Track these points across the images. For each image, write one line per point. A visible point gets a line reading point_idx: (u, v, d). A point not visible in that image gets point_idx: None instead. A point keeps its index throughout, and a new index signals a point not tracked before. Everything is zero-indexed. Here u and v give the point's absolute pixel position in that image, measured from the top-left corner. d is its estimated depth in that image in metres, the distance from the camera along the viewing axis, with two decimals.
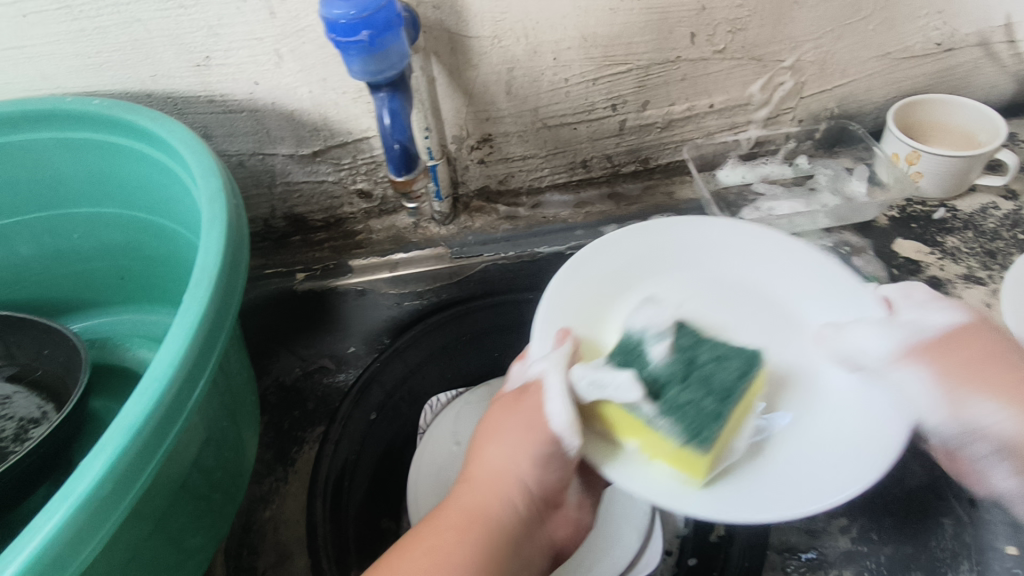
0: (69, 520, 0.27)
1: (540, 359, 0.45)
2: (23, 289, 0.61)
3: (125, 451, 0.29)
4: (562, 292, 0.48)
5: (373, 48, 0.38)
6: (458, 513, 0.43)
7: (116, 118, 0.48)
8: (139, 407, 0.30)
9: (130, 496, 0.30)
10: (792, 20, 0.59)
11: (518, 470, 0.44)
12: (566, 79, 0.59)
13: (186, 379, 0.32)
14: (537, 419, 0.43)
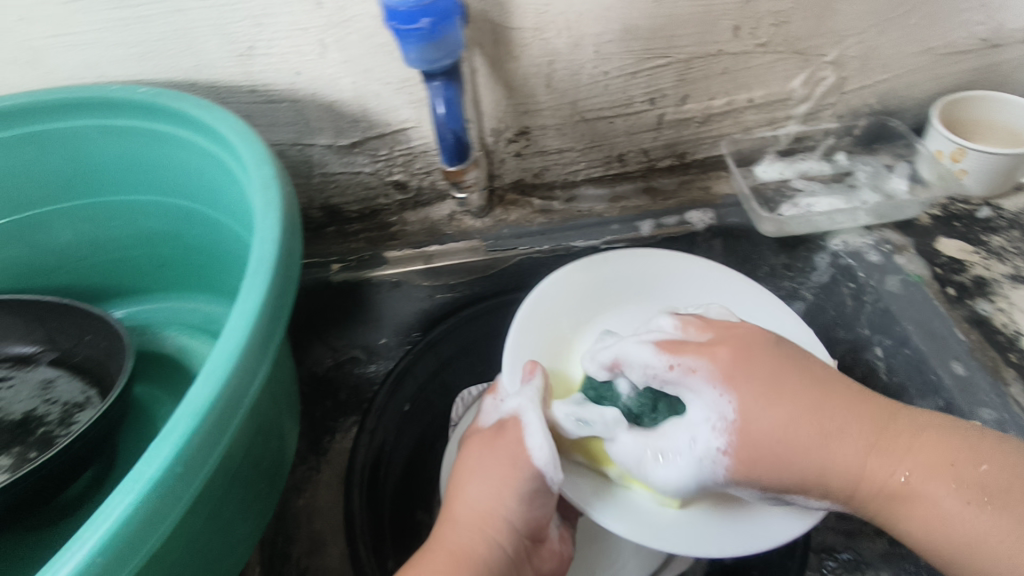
0: (142, 500, 0.29)
1: (514, 395, 0.48)
2: (65, 275, 0.62)
3: (194, 434, 0.31)
4: (528, 330, 0.53)
5: (432, 36, 0.40)
6: (443, 555, 0.43)
7: (164, 107, 0.48)
8: (206, 391, 0.32)
9: (199, 478, 0.31)
10: (837, 14, 0.58)
11: (504, 508, 0.45)
12: (606, 72, 0.59)
13: (247, 366, 0.34)
14: (521, 453, 0.45)
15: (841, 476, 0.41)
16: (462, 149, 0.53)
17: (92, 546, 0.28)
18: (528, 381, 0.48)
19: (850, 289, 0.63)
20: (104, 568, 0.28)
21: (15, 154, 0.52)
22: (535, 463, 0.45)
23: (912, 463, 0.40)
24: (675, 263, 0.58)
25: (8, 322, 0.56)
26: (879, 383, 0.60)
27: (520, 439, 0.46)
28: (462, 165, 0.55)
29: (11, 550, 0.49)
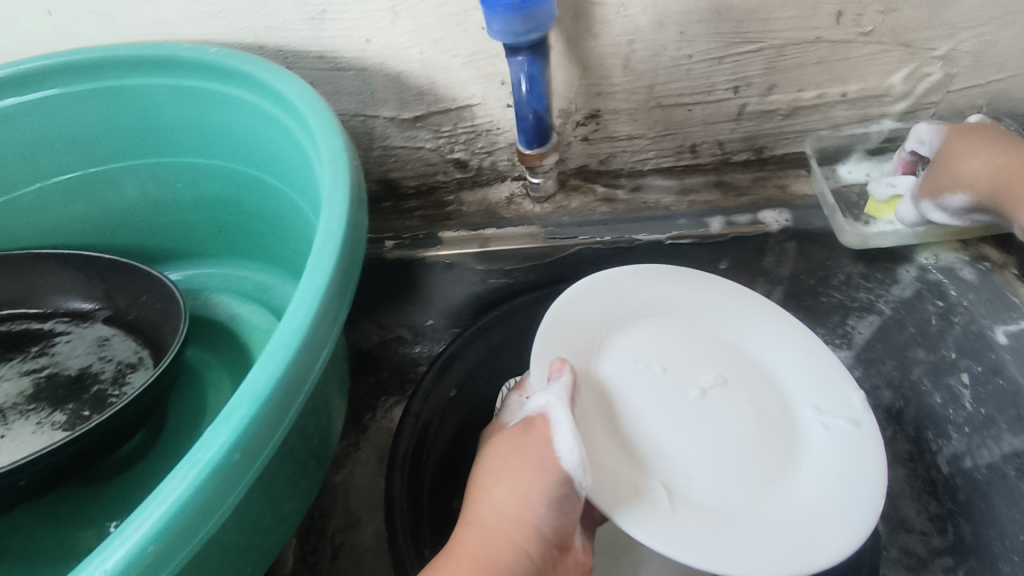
0: (198, 488, 0.27)
1: (543, 391, 0.45)
2: (125, 234, 0.62)
3: (253, 420, 0.29)
4: (559, 328, 0.50)
5: (523, 7, 0.37)
6: (466, 561, 0.42)
7: (234, 69, 0.47)
8: (267, 374, 0.30)
9: (255, 466, 0.30)
10: (954, 3, 0.52)
11: (532, 516, 0.43)
12: (690, 56, 0.55)
13: (309, 348, 0.32)
14: (549, 455, 0.42)
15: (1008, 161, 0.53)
16: (543, 131, 0.50)
17: (145, 533, 0.26)
18: (556, 379, 0.45)
19: (936, 307, 0.58)
20: (157, 555, 0.27)
21: (83, 107, 0.52)
22: (564, 466, 0.41)
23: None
24: (703, 282, 0.56)
25: (68, 277, 0.56)
26: (960, 411, 0.56)
27: (549, 439, 0.43)
28: (542, 148, 0.52)
29: (64, 506, 0.49)
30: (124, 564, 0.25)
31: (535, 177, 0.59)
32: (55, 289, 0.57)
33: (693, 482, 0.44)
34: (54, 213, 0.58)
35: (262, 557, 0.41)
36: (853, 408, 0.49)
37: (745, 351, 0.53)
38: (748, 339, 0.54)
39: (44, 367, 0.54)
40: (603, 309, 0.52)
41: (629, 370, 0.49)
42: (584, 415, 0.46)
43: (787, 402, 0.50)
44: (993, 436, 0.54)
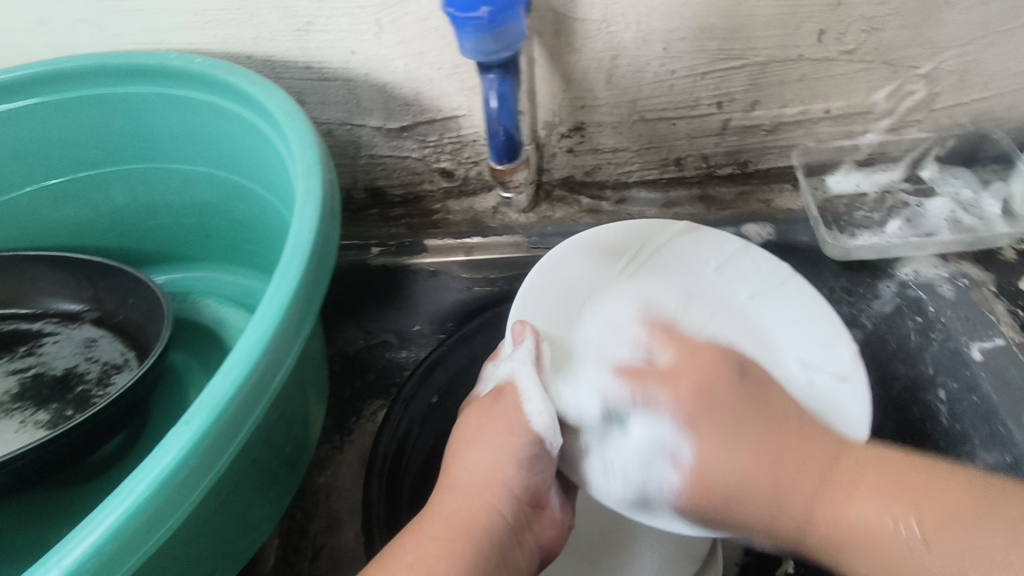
0: (151, 495, 0.29)
1: (509, 358, 0.47)
2: (115, 237, 0.63)
3: (206, 432, 0.30)
4: (538, 289, 0.51)
5: (491, 26, 0.38)
6: (440, 524, 0.42)
7: (219, 80, 0.48)
8: (223, 388, 0.31)
9: (210, 476, 0.31)
10: (937, 23, 0.53)
11: (502, 477, 0.44)
12: (673, 71, 0.55)
13: (270, 361, 0.33)
14: (519, 420, 0.44)
15: (787, 510, 0.40)
16: (513, 147, 0.51)
17: (99, 534, 0.28)
18: (520, 345, 0.47)
19: (915, 322, 0.58)
20: (113, 553, 0.28)
21: (75, 113, 0.53)
22: (535, 428, 0.44)
23: (865, 496, 0.39)
24: (693, 237, 0.55)
25: (58, 279, 0.58)
26: (937, 426, 0.56)
27: (518, 405, 0.45)
28: (511, 163, 0.53)
29: (47, 502, 0.51)
30: (77, 564, 0.27)
31: (507, 192, 0.58)
32: (45, 292, 0.58)
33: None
34: (48, 215, 0.59)
35: (233, 559, 0.43)
36: (842, 362, 0.48)
37: (733, 303, 0.52)
38: (736, 292, 0.53)
39: (31, 367, 0.55)
40: (586, 267, 0.53)
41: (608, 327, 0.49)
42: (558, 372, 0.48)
43: (772, 353, 0.50)
44: (968, 452, 0.54)
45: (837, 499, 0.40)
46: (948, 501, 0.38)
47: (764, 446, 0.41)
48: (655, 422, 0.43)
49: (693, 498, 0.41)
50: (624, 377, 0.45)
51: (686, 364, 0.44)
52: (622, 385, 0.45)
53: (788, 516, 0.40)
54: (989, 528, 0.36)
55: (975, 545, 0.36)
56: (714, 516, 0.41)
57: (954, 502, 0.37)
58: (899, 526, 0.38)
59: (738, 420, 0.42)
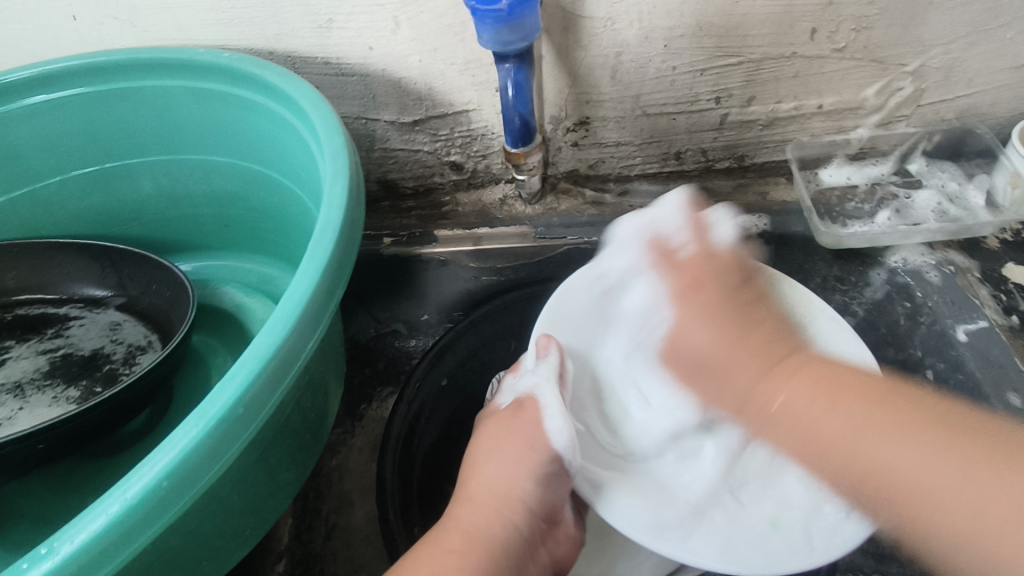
0: (207, 434, 0.31)
1: (532, 372, 0.50)
2: (137, 226, 0.65)
3: (255, 379, 0.32)
4: (565, 307, 0.54)
5: (510, 18, 0.41)
6: (459, 535, 0.44)
7: (246, 73, 0.51)
8: (269, 340, 0.33)
9: (256, 423, 0.33)
10: (923, 22, 0.56)
11: (520, 491, 0.46)
12: (674, 67, 0.58)
13: (309, 318, 0.36)
14: (537, 434, 0.47)
15: (733, 390, 0.42)
16: (528, 133, 0.54)
17: (160, 470, 0.30)
18: (544, 359, 0.50)
19: (904, 308, 0.61)
20: (169, 491, 0.30)
21: (105, 106, 0.56)
22: (553, 445, 0.46)
23: (795, 386, 0.40)
24: None
25: (84, 265, 0.60)
26: None
27: (537, 420, 0.48)
28: (526, 147, 0.56)
29: (77, 474, 0.53)
30: (141, 495, 0.29)
31: (521, 176, 0.61)
32: (71, 277, 0.61)
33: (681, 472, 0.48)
34: (74, 204, 0.61)
35: (260, 523, 0.44)
36: None
37: None
38: None
39: (60, 347, 0.58)
40: None
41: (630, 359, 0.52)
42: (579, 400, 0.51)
43: None
44: None
45: (775, 382, 0.41)
46: (935, 425, 0.35)
47: (726, 323, 0.43)
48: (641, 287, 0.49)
49: (670, 355, 0.47)
50: (651, 254, 0.48)
51: (692, 265, 0.46)
52: (644, 259, 0.48)
53: (753, 408, 0.41)
54: (949, 447, 0.34)
55: (923, 453, 0.34)
56: (696, 374, 0.45)
57: (933, 417, 0.36)
58: (889, 458, 0.35)
59: (720, 313, 0.43)
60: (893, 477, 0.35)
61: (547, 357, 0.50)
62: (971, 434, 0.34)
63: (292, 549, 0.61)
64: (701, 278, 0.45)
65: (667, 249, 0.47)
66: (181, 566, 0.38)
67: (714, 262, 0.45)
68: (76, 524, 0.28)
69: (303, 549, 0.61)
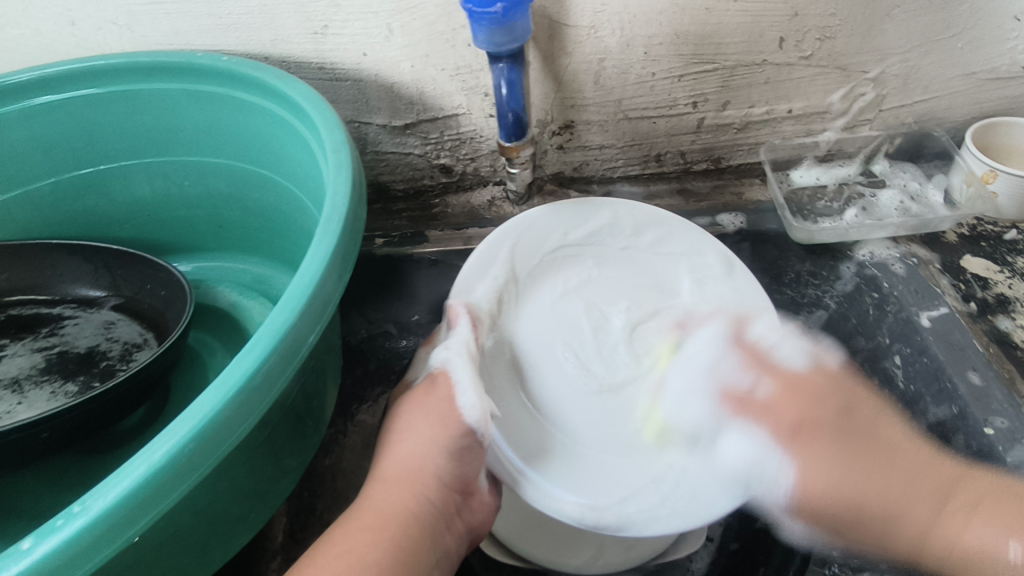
0: (227, 402, 0.32)
1: (444, 347, 0.50)
2: (130, 228, 0.66)
3: (271, 351, 0.34)
4: (483, 265, 0.54)
5: (503, 21, 0.45)
6: (372, 515, 0.43)
7: (245, 75, 0.52)
8: (283, 316, 0.35)
9: (272, 394, 0.35)
10: (882, 32, 0.60)
11: (433, 466, 0.47)
12: (653, 73, 0.61)
13: (320, 296, 0.38)
14: (451, 410, 0.47)
15: (904, 526, 0.44)
16: (519, 128, 0.57)
17: (184, 435, 0.31)
18: (455, 329, 0.50)
19: (872, 299, 0.65)
20: (193, 455, 0.31)
21: (101, 108, 0.57)
22: (467, 419, 0.46)
23: (982, 525, 0.43)
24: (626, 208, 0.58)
25: (78, 266, 0.61)
26: (895, 390, 0.62)
27: (451, 396, 0.48)
28: (518, 142, 0.59)
29: (73, 467, 0.54)
30: (165, 459, 0.30)
31: (512, 169, 0.64)
32: (65, 278, 0.61)
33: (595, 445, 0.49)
34: (66, 206, 0.62)
35: (264, 507, 0.46)
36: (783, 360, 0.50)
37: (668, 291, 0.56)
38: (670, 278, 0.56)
39: (55, 346, 0.59)
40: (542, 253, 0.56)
41: (546, 318, 0.54)
42: (493, 368, 0.51)
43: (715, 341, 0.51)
44: (921, 409, 0.60)
45: (964, 525, 0.43)
46: (1022, 505, 0.43)
47: (845, 458, 0.46)
48: (693, 395, 0.49)
49: (817, 504, 0.45)
50: (728, 406, 0.49)
51: (777, 406, 0.48)
52: (723, 411, 0.49)
53: (899, 524, 0.44)
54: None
55: (1016, 525, 0.42)
56: (842, 518, 0.45)
57: (1023, 501, 0.43)
58: (1015, 551, 0.41)
59: (817, 445, 0.46)
60: (1021, 569, 0.40)
61: (461, 325, 0.50)
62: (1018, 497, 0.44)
63: (286, 547, 0.59)
64: (806, 394, 0.48)
65: (762, 358, 0.50)
66: (189, 542, 0.39)
67: (813, 386, 0.49)
68: (105, 485, 0.30)
69: (297, 547, 0.59)
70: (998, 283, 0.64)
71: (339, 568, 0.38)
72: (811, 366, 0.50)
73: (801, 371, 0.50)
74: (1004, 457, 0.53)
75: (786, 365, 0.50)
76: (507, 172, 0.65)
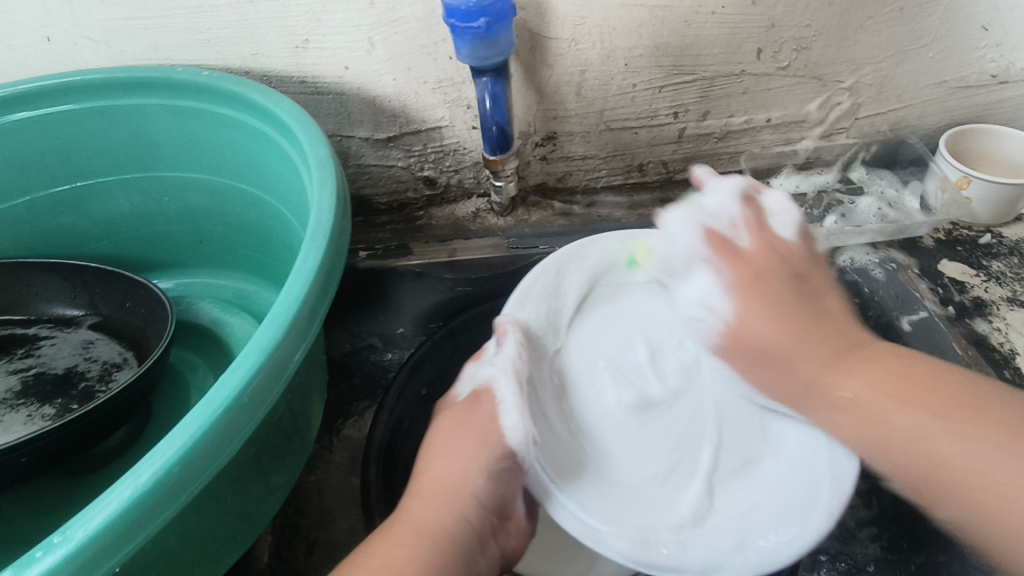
0: (213, 422, 0.32)
1: (489, 363, 0.49)
2: (108, 244, 0.65)
3: (259, 369, 0.34)
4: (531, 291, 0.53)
5: (486, 35, 0.45)
6: (409, 531, 0.41)
7: (225, 90, 0.52)
8: (271, 333, 0.35)
9: (260, 413, 0.34)
10: (855, 43, 0.61)
11: (472, 485, 0.44)
12: (634, 85, 0.62)
13: (307, 312, 0.37)
14: (494, 429, 0.45)
15: (803, 373, 0.44)
16: (504, 140, 0.58)
17: (169, 457, 0.30)
18: (501, 350, 0.49)
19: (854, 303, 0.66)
20: (179, 478, 0.31)
21: (78, 124, 0.56)
22: (508, 440, 0.45)
23: (959, 424, 0.39)
24: None
25: (55, 285, 0.60)
26: None
27: (493, 415, 0.46)
28: (504, 154, 0.59)
29: (54, 491, 0.53)
30: (150, 483, 0.30)
31: (498, 182, 0.64)
32: (41, 297, 0.60)
33: (634, 474, 0.46)
34: (43, 223, 0.61)
35: (252, 526, 0.45)
36: None
37: None
38: None
39: (31, 367, 0.57)
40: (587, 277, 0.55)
41: (596, 342, 0.52)
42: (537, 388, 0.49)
43: None
44: None
45: (842, 374, 0.43)
46: (1015, 429, 0.38)
47: (790, 317, 0.45)
48: (692, 272, 0.48)
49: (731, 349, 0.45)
50: (710, 246, 0.47)
51: (753, 260, 0.46)
52: (705, 250, 0.47)
53: (798, 371, 0.44)
54: (1012, 448, 0.38)
55: (930, 422, 0.40)
56: (757, 368, 0.45)
57: (1020, 433, 0.38)
58: (890, 403, 0.42)
59: (759, 291, 0.45)
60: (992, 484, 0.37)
61: (508, 344, 0.49)
62: (1010, 428, 0.39)
63: (272, 567, 0.57)
64: (761, 268, 0.46)
65: (761, 221, 0.48)
66: (175, 566, 0.38)
67: (776, 242, 0.48)
68: (88, 512, 0.29)
69: (284, 567, 0.57)
70: (976, 287, 0.65)
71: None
72: (800, 241, 0.49)
73: (789, 244, 0.48)
74: None
75: (781, 237, 0.48)
76: (493, 185, 0.65)
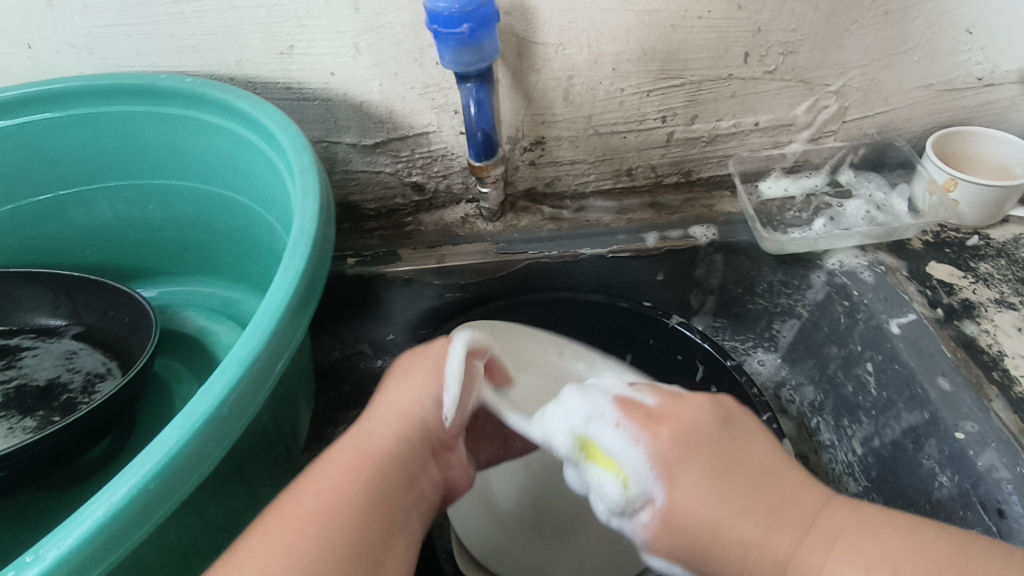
0: (192, 434, 0.31)
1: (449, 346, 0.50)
2: (92, 253, 0.64)
3: (239, 379, 0.33)
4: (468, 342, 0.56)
5: (470, 41, 0.45)
6: (352, 452, 0.41)
7: (208, 96, 0.51)
8: (251, 343, 0.34)
9: (241, 424, 0.34)
10: (841, 46, 0.61)
11: (420, 411, 0.44)
12: (621, 89, 0.62)
13: (289, 322, 0.37)
14: (442, 361, 0.45)
15: (762, 556, 0.37)
16: (490, 146, 0.58)
17: (146, 472, 0.30)
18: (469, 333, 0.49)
19: (843, 307, 0.67)
20: (157, 492, 0.30)
21: (60, 132, 0.55)
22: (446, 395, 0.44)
23: (839, 558, 0.36)
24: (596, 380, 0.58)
25: (37, 295, 0.59)
26: (868, 397, 0.64)
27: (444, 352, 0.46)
28: (489, 160, 0.59)
29: (34, 505, 0.52)
30: (126, 499, 0.29)
31: (485, 188, 0.64)
32: (22, 307, 0.60)
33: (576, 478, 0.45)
34: (26, 232, 0.60)
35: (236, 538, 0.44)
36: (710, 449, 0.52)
37: None
38: None
39: (13, 378, 0.57)
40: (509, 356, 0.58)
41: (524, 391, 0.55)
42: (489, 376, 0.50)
43: None
44: (894, 415, 0.61)
45: (828, 552, 0.36)
46: (928, 558, 0.35)
47: (739, 489, 0.39)
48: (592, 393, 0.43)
49: (665, 540, 0.39)
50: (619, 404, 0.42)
51: (670, 415, 0.41)
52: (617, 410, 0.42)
53: (767, 558, 0.37)
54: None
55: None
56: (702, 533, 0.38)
57: (984, 567, 0.34)
58: None
59: (695, 471, 0.39)
60: None
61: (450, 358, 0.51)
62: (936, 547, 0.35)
63: None
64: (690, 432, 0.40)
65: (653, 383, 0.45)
66: None
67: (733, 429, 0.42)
68: (63, 529, 0.28)
69: None
70: (963, 289, 0.65)
71: (312, 511, 0.36)
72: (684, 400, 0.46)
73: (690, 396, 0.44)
74: (975, 461, 0.53)
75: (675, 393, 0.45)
76: (480, 191, 0.65)
